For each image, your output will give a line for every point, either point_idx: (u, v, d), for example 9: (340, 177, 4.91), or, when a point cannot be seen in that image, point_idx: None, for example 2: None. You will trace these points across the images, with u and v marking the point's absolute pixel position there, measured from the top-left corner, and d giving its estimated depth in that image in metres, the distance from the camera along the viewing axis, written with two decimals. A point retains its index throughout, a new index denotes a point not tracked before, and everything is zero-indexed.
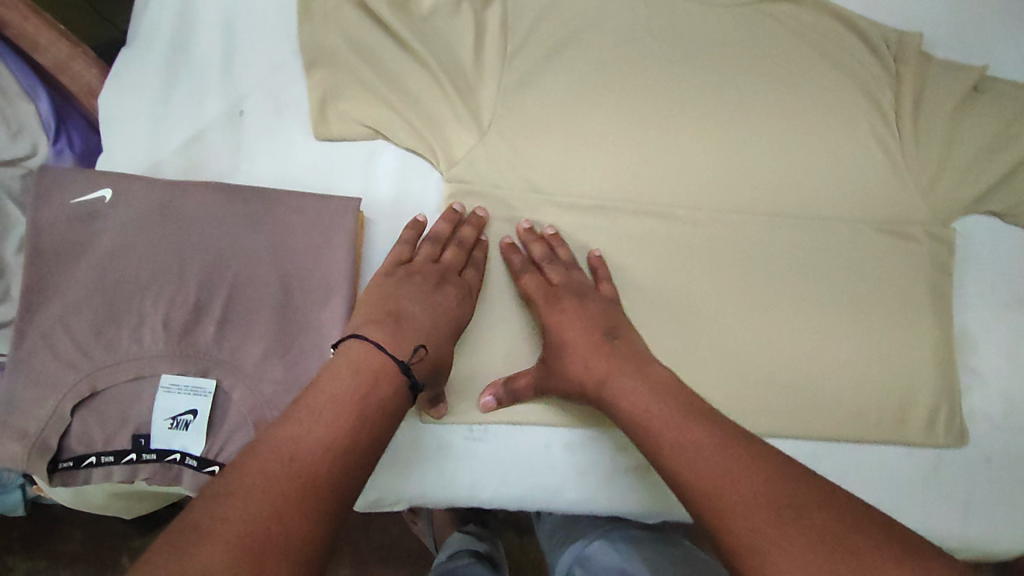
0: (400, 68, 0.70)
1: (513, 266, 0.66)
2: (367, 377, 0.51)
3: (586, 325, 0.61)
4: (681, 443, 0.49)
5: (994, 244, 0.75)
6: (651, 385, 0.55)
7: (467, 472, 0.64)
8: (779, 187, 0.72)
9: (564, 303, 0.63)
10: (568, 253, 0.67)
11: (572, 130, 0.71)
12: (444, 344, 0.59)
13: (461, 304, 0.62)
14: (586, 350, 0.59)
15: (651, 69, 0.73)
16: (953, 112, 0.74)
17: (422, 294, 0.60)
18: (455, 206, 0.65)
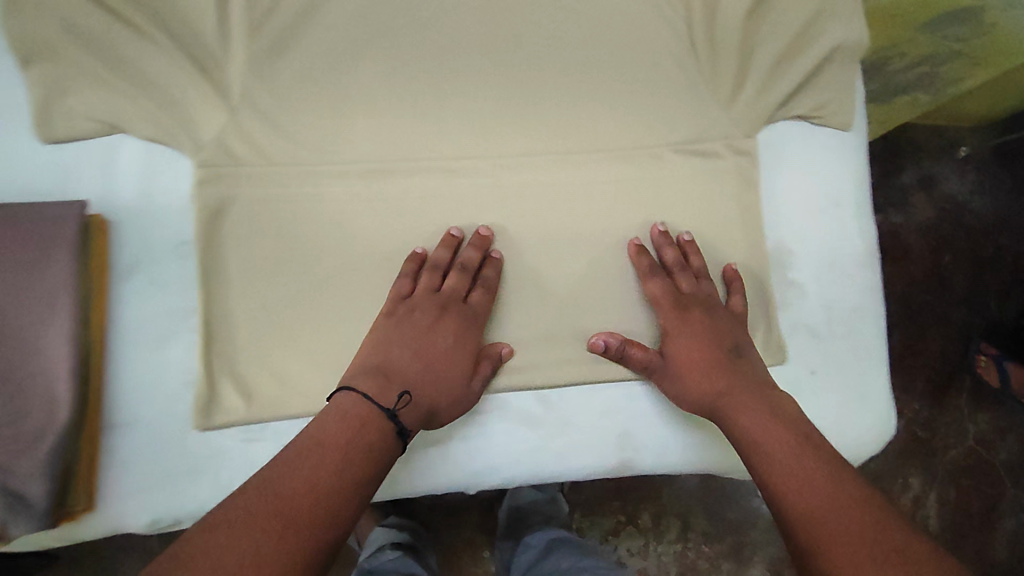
0: (133, 51, 0.62)
1: (640, 271, 0.67)
2: (354, 424, 0.55)
3: (703, 338, 0.65)
4: (793, 473, 0.54)
5: (805, 149, 0.72)
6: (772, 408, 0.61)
7: None
8: (570, 125, 0.68)
9: (692, 313, 0.66)
10: (701, 261, 0.68)
11: (339, 93, 0.65)
12: (440, 385, 0.61)
13: (462, 336, 0.63)
14: (716, 367, 0.63)
15: (419, 14, 0.67)
16: (744, 23, 0.71)
17: (434, 332, 0.62)
18: (455, 231, 0.64)
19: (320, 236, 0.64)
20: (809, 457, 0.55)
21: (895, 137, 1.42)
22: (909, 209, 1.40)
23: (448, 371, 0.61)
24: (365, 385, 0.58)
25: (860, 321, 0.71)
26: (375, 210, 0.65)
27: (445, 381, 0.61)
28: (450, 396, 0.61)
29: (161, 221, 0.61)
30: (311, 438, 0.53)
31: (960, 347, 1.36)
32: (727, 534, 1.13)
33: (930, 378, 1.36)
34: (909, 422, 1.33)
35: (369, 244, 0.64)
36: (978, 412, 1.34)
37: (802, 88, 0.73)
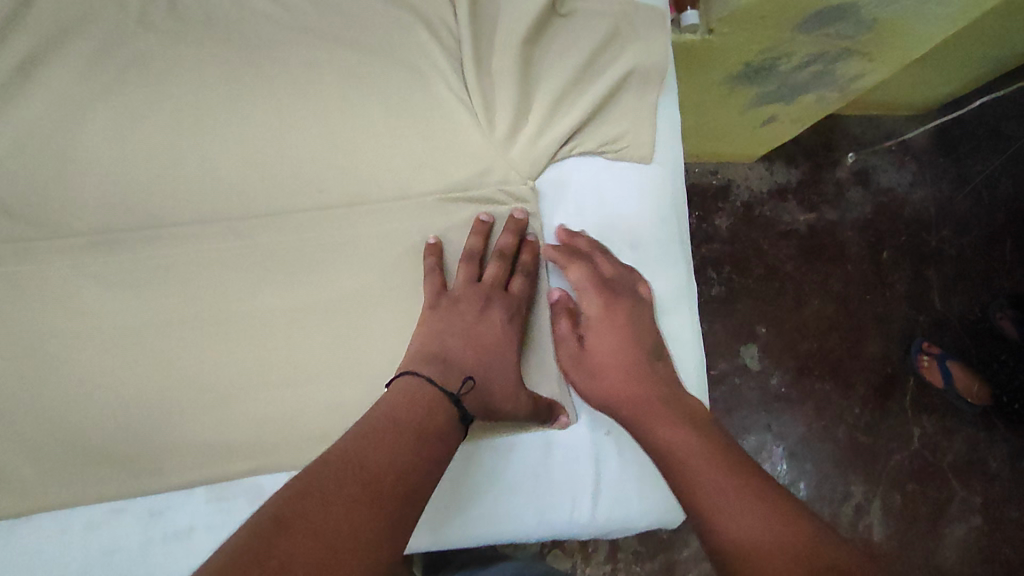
0: None
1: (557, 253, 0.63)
2: (426, 406, 0.53)
3: (621, 336, 0.62)
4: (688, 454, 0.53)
5: (598, 187, 0.67)
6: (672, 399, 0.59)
7: (29, 564, 0.55)
8: (327, 177, 0.63)
9: (619, 305, 0.63)
10: (588, 242, 0.64)
11: (63, 160, 0.61)
12: (500, 377, 0.59)
13: (512, 323, 0.61)
14: (617, 366, 0.61)
15: (156, 67, 0.63)
16: (520, 53, 0.66)
17: (477, 326, 0.59)
18: (484, 216, 0.62)
19: (42, 317, 0.58)
20: (680, 437, 0.55)
21: (816, 133, 1.34)
22: (844, 205, 1.31)
23: (508, 358, 0.60)
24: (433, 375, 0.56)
25: None
26: (102, 284, 0.59)
27: (510, 369, 0.60)
28: (507, 390, 0.59)
29: None
30: (393, 409, 0.52)
31: (900, 349, 1.26)
32: (644, 550, 1.12)
33: (870, 381, 1.26)
34: (848, 428, 1.23)
35: (100, 320, 0.59)
36: (921, 416, 1.25)
37: (594, 119, 0.67)
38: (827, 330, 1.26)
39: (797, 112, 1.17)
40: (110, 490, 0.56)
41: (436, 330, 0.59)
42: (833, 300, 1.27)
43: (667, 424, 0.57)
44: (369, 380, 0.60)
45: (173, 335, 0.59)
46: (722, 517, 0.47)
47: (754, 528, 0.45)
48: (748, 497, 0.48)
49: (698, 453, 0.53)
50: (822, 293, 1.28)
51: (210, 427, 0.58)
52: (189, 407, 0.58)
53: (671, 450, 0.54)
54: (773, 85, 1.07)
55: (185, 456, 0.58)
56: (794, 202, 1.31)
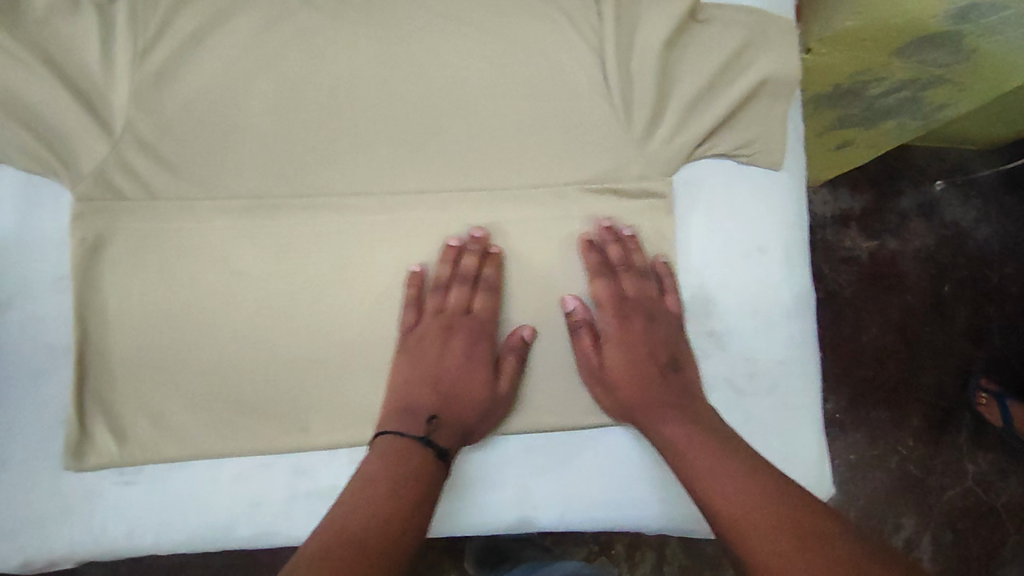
0: (12, 80, 0.60)
1: (588, 268, 0.64)
2: (397, 457, 0.55)
3: (631, 349, 0.63)
4: (716, 472, 0.54)
5: (728, 190, 0.68)
6: (693, 419, 0.59)
7: (184, 507, 0.58)
8: (471, 159, 0.65)
9: (631, 321, 0.64)
10: (644, 259, 0.66)
11: (224, 124, 0.63)
12: (468, 406, 0.60)
13: (468, 351, 0.62)
14: (632, 379, 0.62)
15: (315, 43, 0.65)
16: (663, 54, 0.67)
17: (445, 363, 0.61)
18: (452, 241, 0.63)
19: (200, 273, 0.61)
20: (704, 456, 0.56)
21: (880, 160, 1.32)
22: (907, 235, 1.30)
23: (479, 384, 0.61)
24: (406, 427, 0.57)
25: (783, 377, 0.67)
26: (256, 248, 0.62)
27: (501, 386, 0.61)
28: (480, 414, 0.60)
29: (35, 255, 0.60)
30: (379, 446, 0.56)
31: (957, 383, 1.25)
32: (705, 568, 1.10)
33: (925, 414, 1.24)
34: (901, 459, 1.22)
35: (251, 283, 0.61)
36: (977, 451, 1.23)
37: (729, 122, 0.68)
38: (886, 359, 1.25)
39: (872, 138, 1.17)
40: (259, 445, 0.59)
41: (430, 368, 0.61)
42: (894, 331, 1.26)
43: (714, 474, 0.55)
44: (503, 358, 0.63)
45: (320, 303, 0.62)
46: (760, 555, 0.48)
47: (785, 556, 0.47)
48: (802, 541, 0.48)
49: (726, 469, 0.54)
50: (880, 322, 1.27)
51: (351, 393, 0.61)
52: (333, 371, 0.61)
53: (710, 488, 0.54)
54: (857, 109, 1.08)
55: (327, 417, 0.60)
56: (856, 228, 1.30)
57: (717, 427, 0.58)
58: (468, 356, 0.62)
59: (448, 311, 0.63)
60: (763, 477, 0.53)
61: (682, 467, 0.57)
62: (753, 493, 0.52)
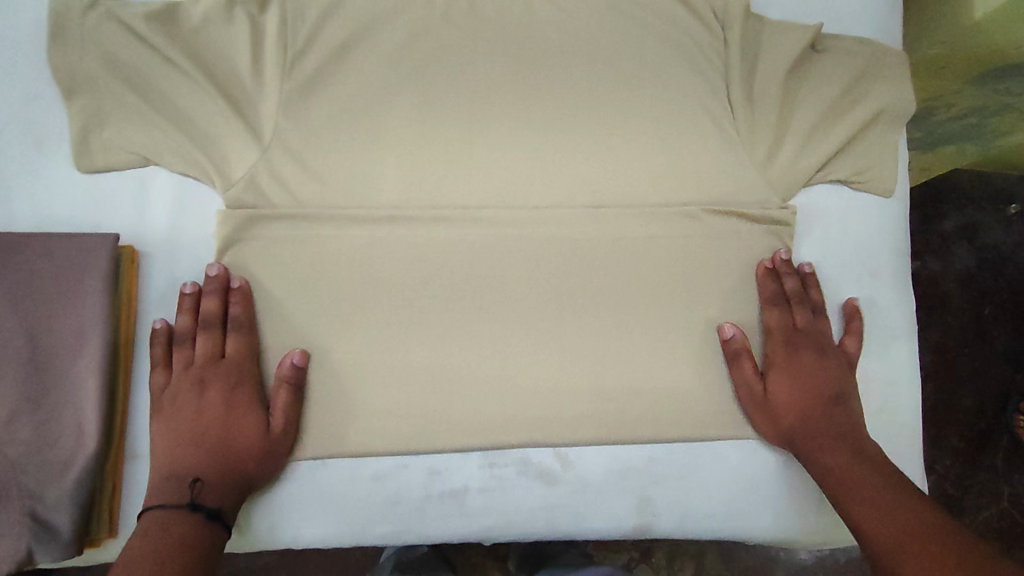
0: (173, 87, 0.64)
1: (766, 295, 0.67)
2: (161, 529, 0.52)
3: (799, 381, 0.65)
4: (872, 499, 0.55)
5: (843, 215, 0.71)
6: (859, 454, 0.60)
7: (325, 505, 0.61)
8: (598, 177, 0.68)
9: (802, 353, 0.66)
10: (819, 295, 0.68)
11: (365, 135, 0.65)
12: (236, 461, 0.57)
13: (198, 408, 0.58)
14: (803, 404, 0.64)
15: (454, 60, 0.68)
16: (783, 82, 0.70)
17: (204, 418, 0.58)
18: (184, 287, 0.60)
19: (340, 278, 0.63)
20: (864, 485, 0.57)
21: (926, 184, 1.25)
22: (949, 258, 1.23)
23: (249, 432, 0.58)
24: (169, 496, 0.55)
25: (894, 400, 0.69)
26: (392, 256, 0.64)
27: (265, 432, 0.59)
28: (247, 466, 0.58)
29: (189, 255, 0.62)
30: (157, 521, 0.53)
31: (996, 406, 1.19)
32: None
33: (962, 433, 1.18)
34: (938, 479, 1.17)
35: (389, 289, 0.64)
36: (1013, 473, 1.17)
37: (845, 150, 0.71)
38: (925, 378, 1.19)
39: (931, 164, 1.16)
40: (398, 446, 0.62)
41: (187, 423, 0.58)
42: (931, 350, 1.21)
43: (877, 509, 0.55)
44: (628, 371, 0.65)
45: (453, 310, 0.64)
46: None
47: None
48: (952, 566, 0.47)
49: (886, 498, 0.55)
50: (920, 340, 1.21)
51: (483, 400, 0.63)
52: (465, 376, 0.63)
53: (862, 515, 0.55)
54: (919, 132, 1.08)
55: (461, 424, 0.62)
56: None
57: (885, 462, 0.59)
58: (233, 404, 0.59)
59: (197, 365, 0.60)
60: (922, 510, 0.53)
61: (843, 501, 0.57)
62: (915, 528, 0.51)
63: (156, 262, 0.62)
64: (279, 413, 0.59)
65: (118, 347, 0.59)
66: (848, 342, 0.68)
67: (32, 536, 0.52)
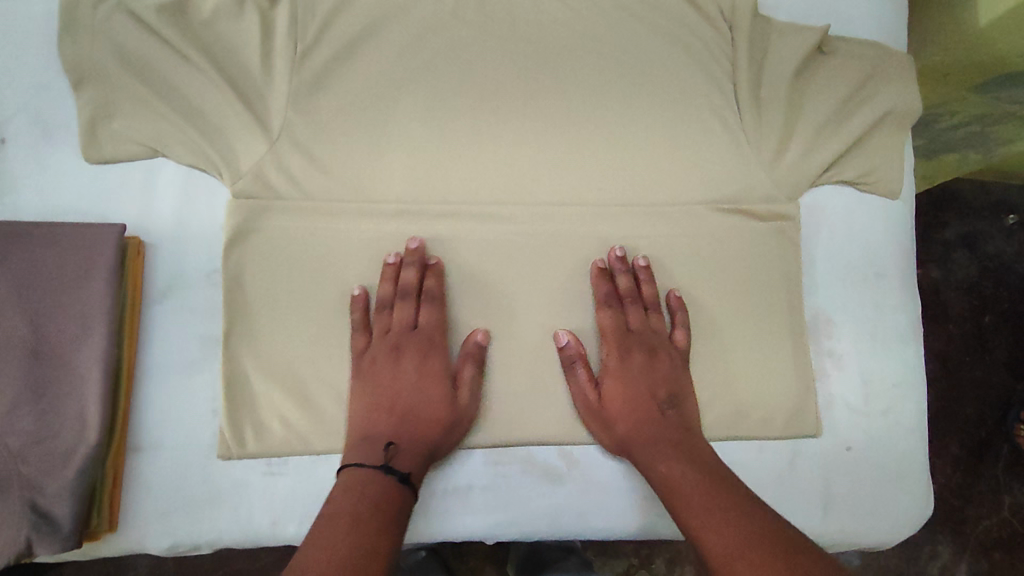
0: (182, 79, 0.64)
1: (617, 290, 0.64)
2: (355, 489, 0.52)
3: (631, 382, 0.62)
4: (710, 512, 0.53)
5: (848, 216, 0.71)
6: (690, 461, 0.57)
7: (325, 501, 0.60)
8: (605, 174, 0.68)
9: (634, 355, 0.63)
10: (653, 291, 0.65)
11: (373, 130, 0.65)
12: (427, 431, 0.58)
13: (401, 375, 0.60)
14: (641, 403, 0.61)
15: (463, 56, 0.68)
16: (791, 83, 0.71)
17: (399, 382, 0.59)
18: (388, 257, 0.62)
19: (346, 272, 0.63)
20: (701, 496, 0.54)
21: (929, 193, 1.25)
22: (952, 266, 1.23)
23: (438, 404, 0.59)
24: (369, 457, 0.55)
25: (900, 402, 0.68)
26: (399, 251, 0.64)
27: (456, 406, 0.60)
28: (433, 439, 0.58)
29: (195, 246, 0.62)
30: (355, 484, 0.52)
31: (997, 415, 1.19)
32: None
33: (963, 442, 1.18)
34: (939, 487, 1.16)
35: (394, 284, 0.63)
36: (1013, 483, 1.16)
37: (852, 152, 0.71)
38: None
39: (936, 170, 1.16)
40: None
41: (381, 388, 0.59)
42: (933, 358, 1.21)
43: (722, 519, 0.52)
44: None
45: (459, 307, 0.63)
46: None
47: None
48: None
49: (732, 513, 0.52)
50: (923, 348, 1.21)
51: (489, 396, 0.62)
52: (472, 372, 0.62)
53: (703, 530, 0.52)
54: (922, 138, 1.08)
55: (465, 419, 0.62)
56: None
57: (716, 466, 0.57)
58: (426, 373, 0.60)
59: (393, 333, 0.61)
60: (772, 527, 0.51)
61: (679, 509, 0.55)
62: (796, 539, 0.50)
63: (162, 253, 0.61)
64: (470, 390, 0.61)
65: (123, 337, 0.58)
66: (677, 337, 0.64)
67: (30, 527, 0.52)
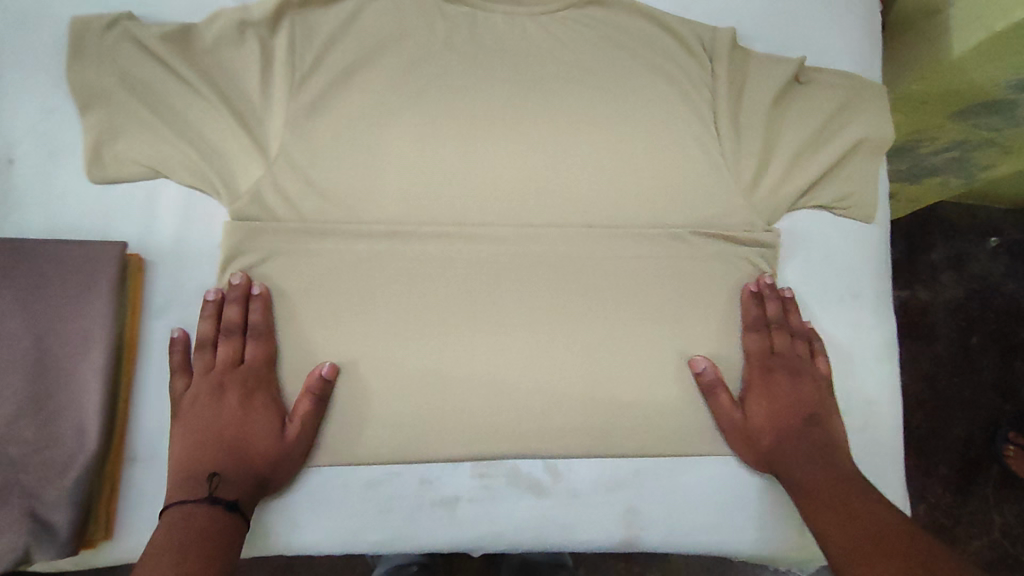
0: (183, 102, 0.67)
1: (761, 316, 0.69)
2: (191, 524, 0.54)
3: (774, 400, 0.66)
4: (845, 515, 0.57)
5: (825, 238, 0.73)
6: (827, 467, 0.61)
7: (316, 512, 0.62)
8: (591, 198, 0.70)
9: (775, 374, 0.67)
10: (800, 321, 0.70)
11: (367, 155, 0.68)
12: (251, 464, 0.58)
13: (246, 406, 0.61)
14: (783, 419, 0.65)
15: (455, 85, 0.71)
16: (768, 111, 0.74)
17: (221, 419, 0.59)
18: (210, 293, 0.62)
19: (342, 289, 0.65)
20: (852, 497, 0.58)
21: (913, 216, 1.29)
22: (937, 288, 1.26)
23: (266, 440, 0.60)
24: (188, 492, 0.56)
25: (875, 418, 0.70)
26: (392, 270, 0.66)
27: (282, 442, 0.60)
28: (264, 471, 0.59)
29: (195, 264, 0.65)
30: (185, 515, 0.54)
31: (984, 435, 1.20)
32: None
33: (953, 462, 1.19)
34: (929, 508, 1.18)
35: (387, 301, 0.65)
36: (1003, 504, 1.18)
37: (826, 178, 0.74)
38: (912, 406, 1.21)
39: (917, 194, 1.19)
40: (391, 454, 0.63)
41: (212, 422, 0.59)
42: (919, 378, 1.23)
43: (845, 519, 0.57)
44: (617, 386, 0.66)
45: (449, 324, 0.65)
46: None
47: None
48: None
49: (886, 514, 0.56)
50: (909, 369, 1.23)
51: (477, 411, 0.64)
52: (460, 387, 0.64)
53: (839, 530, 0.56)
54: (902, 163, 1.12)
55: (454, 434, 0.64)
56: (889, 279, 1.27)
57: (852, 475, 0.60)
58: (249, 409, 0.61)
59: (216, 370, 0.61)
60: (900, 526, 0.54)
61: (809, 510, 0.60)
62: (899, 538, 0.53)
63: (162, 270, 0.64)
64: (302, 425, 0.61)
65: (122, 351, 0.61)
66: (819, 362, 0.69)
67: (29, 534, 0.53)
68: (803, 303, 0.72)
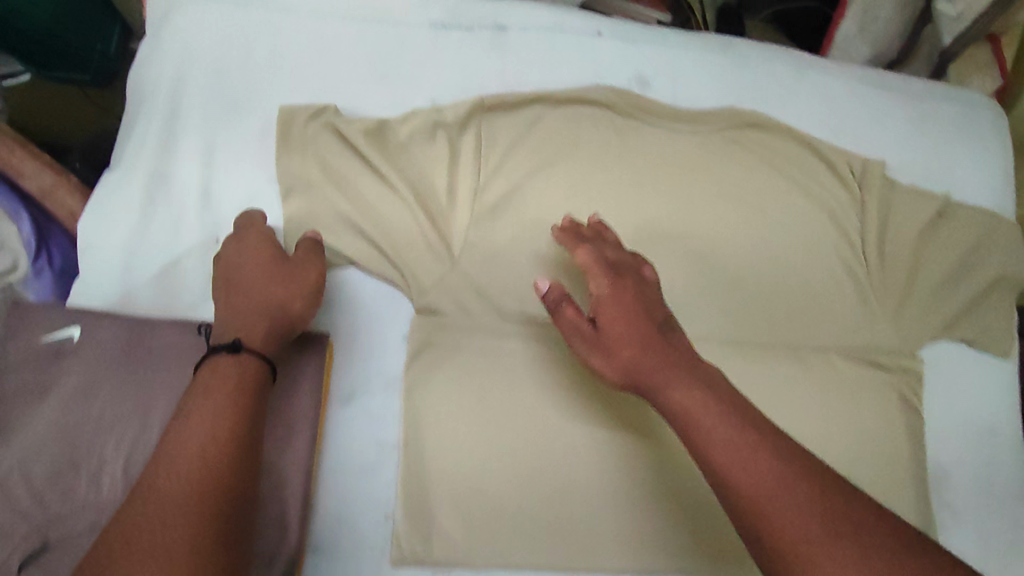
0: (375, 196, 0.71)
1: (581, 237, 0.63)
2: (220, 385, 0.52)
3: (631, 310, 0.55)
4: (737, 446, 0.47)
5: (964, 370, 0.76)
6: (705, 383, 0.51)
7: None
8: (747, 313, 0.73)
9: (625, 281, 0.57)
10: (614, 235, 0.64)
11: (540, 258, 0.72)
12: (266, 287, 0.60)
13: (255, 254, 0.63)
14: (635, 325, 0.54)
15: (623, 195, 0.75)
16: (914, 243, 0.77)
17: (228, 267, 0.62)
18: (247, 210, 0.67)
19: (511, 389, 0.67)
20: (725, 426, 0.48)
21: None
22: None
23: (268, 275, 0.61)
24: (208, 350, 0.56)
25: (1012, 556, 0.72)
26: (559, 371, 0.69)
27: (285, 274, 0.61)
28: (272, 304, 0.59)
29: (380, 353, 0.68)
30: (208, 371, 0.53)
31: None
32: None
33: None
34: None
35: (554, 404, 0.68)
36: None
37: (967, 310, 0.77)
38: None
39: None
40: (552, 560, 0.64)
41: (227, 270, 0.62)
42: None
43: (739, 450, 0.46)
44: None
45: (611, 434, 0.68)
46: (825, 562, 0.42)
47: (815, 536, 0.43)
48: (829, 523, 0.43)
49: (768, 442, 0.47)
50: None
51: (634, 520, 0.66)
52: (618, 498, 0.66)
53: (726, 461, 0.46)
54: None
55: (613, 545, 0.65)
56: None
57: (730, 391, 0.51)
58: (248, 253, 0.63)
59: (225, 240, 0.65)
60: (787, 451, 0.47)
61: (703, 447, 0.47)
62: (796, 464, 0.46)
63: (351, 357, 0.68)
64: (301, 258, 0.63)
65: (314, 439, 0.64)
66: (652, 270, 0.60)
67: None
68: (942, 432, 0.74)
